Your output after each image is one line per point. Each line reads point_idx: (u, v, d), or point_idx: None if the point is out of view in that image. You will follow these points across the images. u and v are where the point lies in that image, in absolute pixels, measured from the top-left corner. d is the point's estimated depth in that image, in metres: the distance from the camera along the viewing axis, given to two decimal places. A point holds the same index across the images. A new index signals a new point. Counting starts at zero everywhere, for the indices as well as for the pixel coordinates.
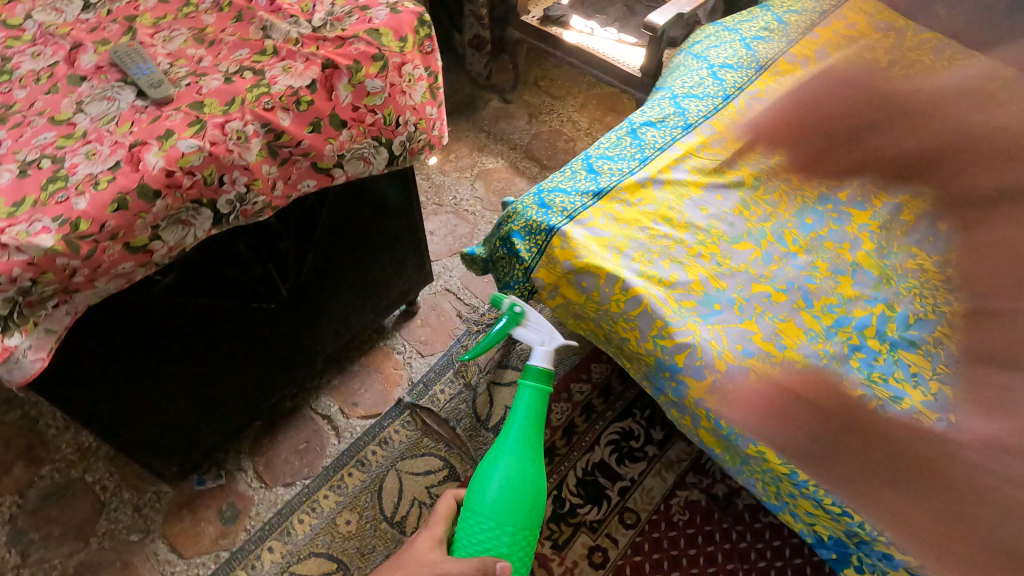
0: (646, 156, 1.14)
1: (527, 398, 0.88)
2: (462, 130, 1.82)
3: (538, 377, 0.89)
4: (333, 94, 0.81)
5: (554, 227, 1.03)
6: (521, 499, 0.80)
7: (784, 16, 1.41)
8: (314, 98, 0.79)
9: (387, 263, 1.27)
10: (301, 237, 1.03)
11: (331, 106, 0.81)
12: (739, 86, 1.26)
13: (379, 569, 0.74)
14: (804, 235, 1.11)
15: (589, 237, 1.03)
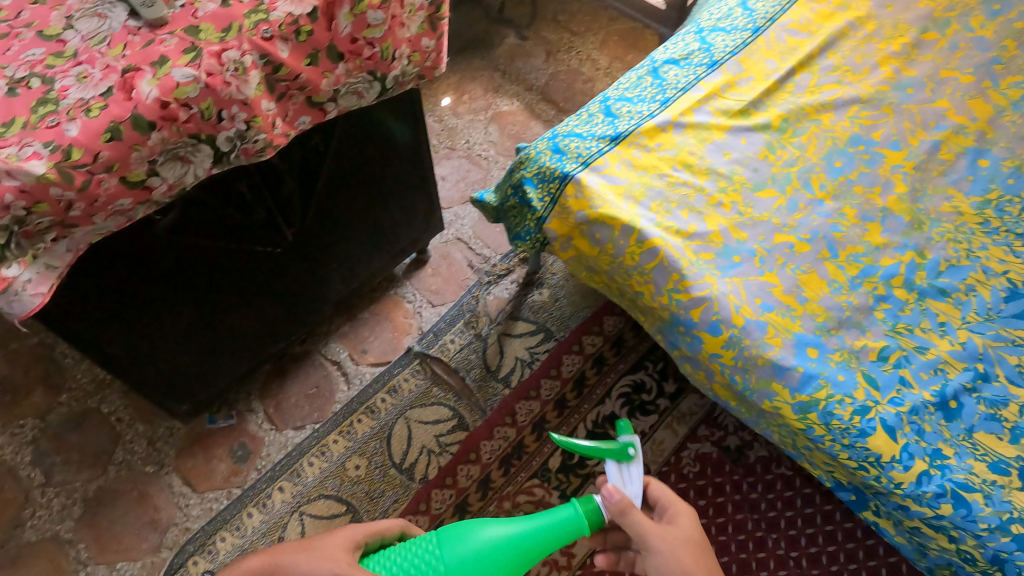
0: (667, 97, 1.07)
1: (563, 516, 0.74)
2: (476, 68, 1.74)
3: (589, 512, 0.74)
4: (333, 23, 0.75)
5: (568, 174, 0.99)
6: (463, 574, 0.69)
7: None
8: (314, 29, 0.74)
9: (396, 208, 1.23)
10: (305, 181, 1.00)
11: (330, 37, 0.76)
12: (770, 17, 1.15)
13: (284, 548, 0.66)
14: (832, 179, 1.01)
15: (604, 185, 0.98)
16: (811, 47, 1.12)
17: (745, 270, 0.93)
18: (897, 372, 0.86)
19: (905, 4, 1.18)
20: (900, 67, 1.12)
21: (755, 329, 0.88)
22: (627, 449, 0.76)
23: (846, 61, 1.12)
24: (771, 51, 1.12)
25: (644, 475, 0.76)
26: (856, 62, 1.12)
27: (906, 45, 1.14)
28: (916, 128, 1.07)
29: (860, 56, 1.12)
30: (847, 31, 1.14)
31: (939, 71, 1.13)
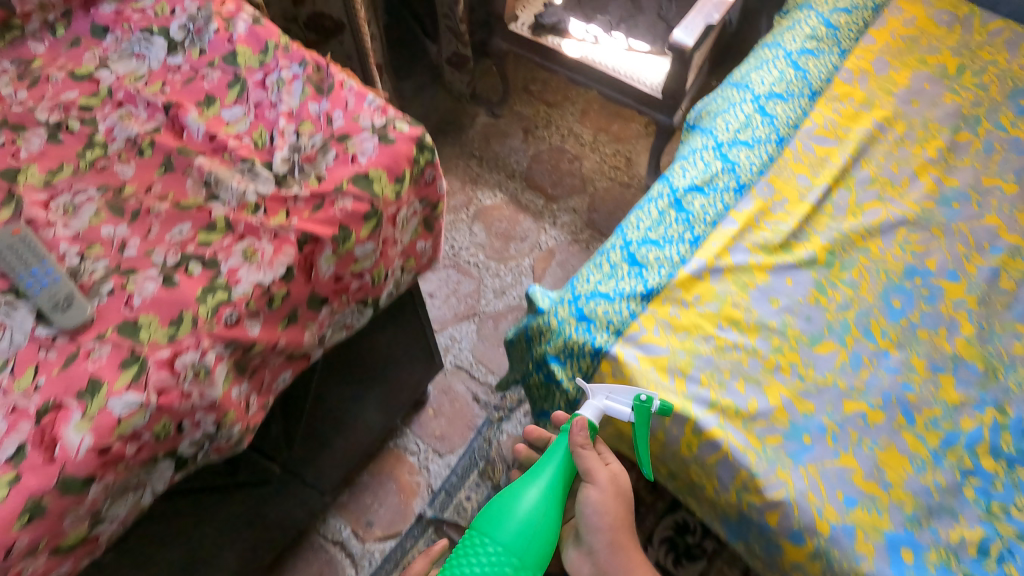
0: (697, 235, 0.98)
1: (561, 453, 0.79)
2: (449, 157, 1.58)
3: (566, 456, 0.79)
4: (314, 272, 0.64)
5: (601, 348, 0.89)
6: (535, 544, 0.73)
7: (832, 17, 1.15)
8: (290, 289, 0.62)
9: (391, 369, 1.09)
10: (290, 414, 0.85)
11: (311, 288, 0.64)
12: (794, 123, 1.07)
13: None
14: (894, 324, 0.93)
15: (643, 358, 0.89)
16: (844, 157, 1.03)
17: (818, 454, 0.85)
18: (1001, 569, 0.79)
19: (931, 98, 1.08)
20: (940, 176, 1.02)
21: (844, 536, 0.79)
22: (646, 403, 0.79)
23: (881, 171, 1.03)
24: (800, 164, 1.03)
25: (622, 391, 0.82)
26: (892, 171, 1.03)
27: (941, 148, 1.04)
28: (971, 252, 0.98)
29: (896, 163, 1.03)
30: (877, 133, 1.05)
31: (981, 177, 1.03)
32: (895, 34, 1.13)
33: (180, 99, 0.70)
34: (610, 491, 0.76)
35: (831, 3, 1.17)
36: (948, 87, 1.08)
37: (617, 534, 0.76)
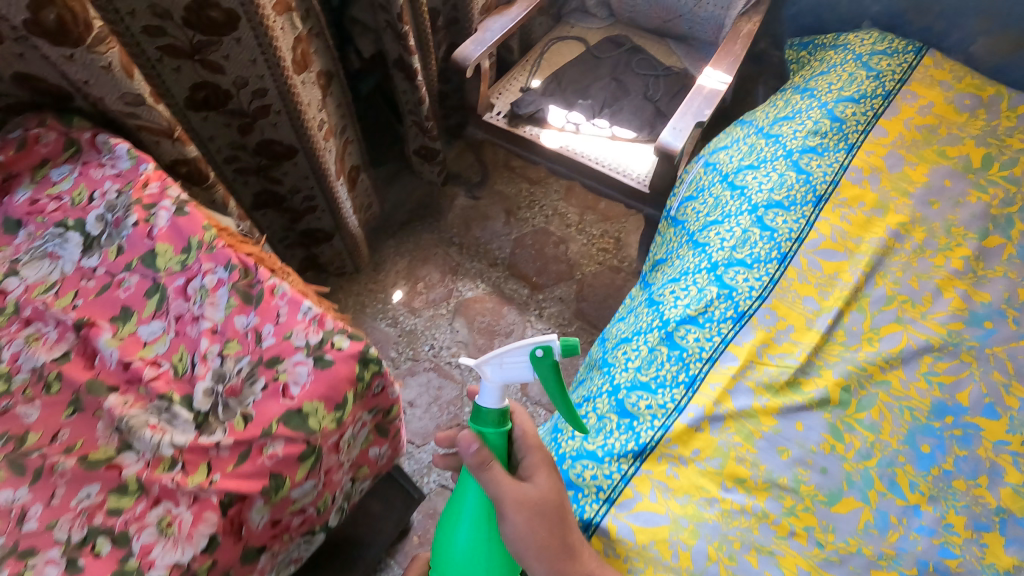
0: (692, 377, 0.88)
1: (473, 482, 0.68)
2: (426, 246, 1.49)
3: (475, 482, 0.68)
4: (245, 527, 0.56)
5: (590, 522, 0.78)
6: (489, 557, 0.69)
7: (837, 109, 1.06)
8: (218, 555, 0.54)
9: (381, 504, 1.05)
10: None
11: (243, 544, 0.56)
12: (797, 235, 0.97)
13: None
14: (923, 474, 0.81)
15: (639, 529, 0.77)
16: (856, 275, 0.94)
17: None
18: None
19: (953, 197, 1.00)
20: (967, 291, 0.93)
21: None
22: (546, 352, 0.59)
23: (899, 287, 0.93)
24: (806, 284, 0.94)
25: (506, 350, 0.61)
26: (912, 286, 0.93)
27: (967, 258, 0.95)
28: (1009, 381, 0.87)
29: (916, 277, 0.94)
30: (892, 242, 0.97)
31: (1017, 290, 0.93)
32: (910, 123, 1.06)
33: (93, 314, 0.60)
34: (521, 520, 0.63)
35: (836, 91, 1.09)
36: (972, 182, 1.01)
37: (555, 556, 0.63)
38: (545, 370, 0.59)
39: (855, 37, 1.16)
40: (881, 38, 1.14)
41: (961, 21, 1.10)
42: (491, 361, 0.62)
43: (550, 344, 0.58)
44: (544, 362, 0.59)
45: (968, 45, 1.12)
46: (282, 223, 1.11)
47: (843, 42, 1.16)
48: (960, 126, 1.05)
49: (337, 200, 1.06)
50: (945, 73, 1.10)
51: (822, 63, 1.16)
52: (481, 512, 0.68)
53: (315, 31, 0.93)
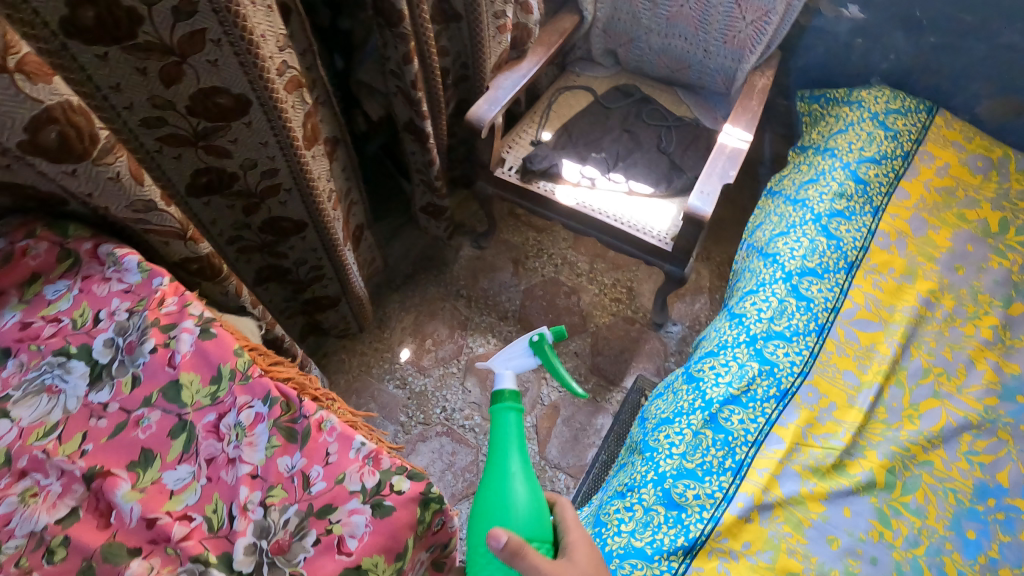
0: (739, 461, 0.85)
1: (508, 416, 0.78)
2: (433, 299, 1.43)
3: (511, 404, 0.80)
4: None
5: None
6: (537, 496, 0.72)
7: (860, 170, 1.05)
8: None
9: None
10: None
11: None
12: (832, 305, 0.96)
13: None
14: (973, 565, 0.78)
15: None
16: (893, 346, 0.92)
17: None
18: None
19: (976, 263, 1.00)
20: (999, 363, 0.92)
21: None
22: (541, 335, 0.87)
23: (933, 358, 0.92)
24: (844, 357, 0.93)
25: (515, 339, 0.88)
26: (946, 358, 0.92)
27: (996, 326, 0.95)
28: None
29: (949, 347, 0.93)
30: (924, 310, 0.96)
31: None
32: (930, 185, 1.06)
33: (105, 463, 0.51)
34: None
35: (856, 150, 1.08)
36: (993, 247, 1.02)
37: None
38: (542, 351, 0.86)
39: (868, 94, 1.16)
40: (892, 96, 1.14)
41: (968, 84, 1.12)
42: (503, 364, 0.86)
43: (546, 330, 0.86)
44: (541, 343, 0.86)
45: (973, 107, 1.14)
46: (284, 294, 1.02)
47: (857, 99, 1.16)
48: (976, 190, 1.07)
49: (344, 266, 0.98)
50: (954, 134, 1.12)
51: (838, 121, 1.16)
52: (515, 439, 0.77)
53: (321, 100, 0.86)
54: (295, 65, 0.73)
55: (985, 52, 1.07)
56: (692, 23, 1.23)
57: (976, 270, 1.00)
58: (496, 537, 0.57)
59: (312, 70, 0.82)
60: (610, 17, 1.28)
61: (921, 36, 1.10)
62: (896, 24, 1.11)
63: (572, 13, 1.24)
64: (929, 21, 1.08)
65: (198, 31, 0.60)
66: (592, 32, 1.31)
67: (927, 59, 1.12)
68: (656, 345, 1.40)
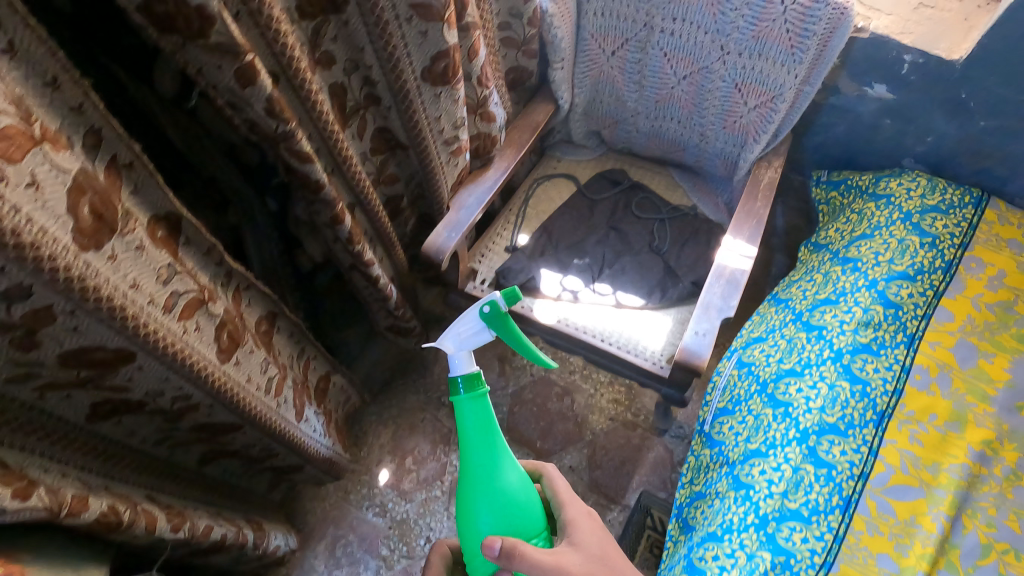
0: None
1: (468, 410, 0.67)
2: (413, 409, 1.33)
3: (470, 387, 0.68)
4: None
5: None
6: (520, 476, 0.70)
7: (891, 291, 0.87)
8: None
9: None
10: None
11: None
12: (860, 471, 0.78)
13: None
14: None
15: None
16: (940, 521, 0.75)
17: None
18: None
19: None
20: None
21: None
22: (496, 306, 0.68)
23: (995, 531, 0.75)
24: (879, 537, 0.75)
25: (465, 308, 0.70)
26: (1011, 530, 0.75)
27: None
28: None
29: (1014, 515, 0.76)
30: (977, 468, 0.79)
31: None
32: (980, 301, 0.87)
33: None
34: None
35: (885, 263, 0.90)
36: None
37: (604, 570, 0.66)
38: (503, 328, 0.68)
39: (898, 185, 0.97)
40: (931, 186, 0.95)
41: None
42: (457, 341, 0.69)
43: (494, 296, 0.67)
44: (493, 315, 0.68)
45: None
46: (240, 463, 0.95)
47: (885, 192, 0.97)
48: None
49: (297, 442, 0.92)
50: (1009, 231, 0.91)
51: (862, 221, 0.97)
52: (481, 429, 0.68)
53: (242, 288, 0.78)
54: (195, 286, 0.64)
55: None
56: (685, 106, 1.07)
57: None
58: (492, 544, 0.63)
59: (224, 265, 0.72)
60: (590, 101, 1.13)
61: (969, 119, 0.90)
62: (935, 106, 0.91)
63: (546, 102, 1.08)
64: (978, 103, 0.88)
65: (42, 307, 0.49)
66: (571, 117, 1.15)
67: (975, 142, 0.92)
68: (661, 454, 1.25)
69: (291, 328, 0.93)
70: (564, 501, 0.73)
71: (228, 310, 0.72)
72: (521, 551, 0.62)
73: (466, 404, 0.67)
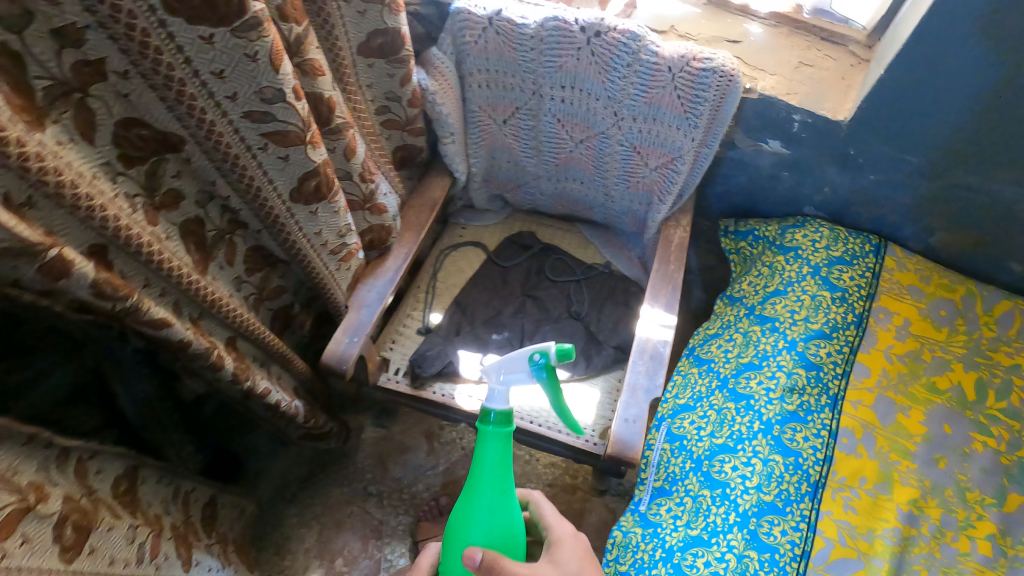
0: None
1: (492, 445, 0.66)
2: (336, 505, 1.22)
3: (500, 423, 0.66)
4: None
5: None
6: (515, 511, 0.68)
7: (808, 352, 0.89)
8: None
9: None
10: None
11: None
12: (802, 549, 0.80)
13: None
14: None
15: None
16: None
17: None
18: None
19: (955, 450, 0.88)
20: None
21: None
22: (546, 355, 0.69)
23: None
24: None
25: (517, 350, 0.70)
26: None
27: (993, 535, 0.83)
28: None
29: None
30: (907, 529, 0.83)
31: None
32: (891, 353, 0.92)
33: None
34: None
35: (801, 322, 0.92)
36: (973, 422, 0.90)
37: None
38: (544, 374, 0.69)
39: (803, 236, 0.99)
40: (833, 237, 0.98)
41: (917, 217, 0.97)
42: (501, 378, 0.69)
43: (546, 347, 0.68)
44: (541, 364, 0.69)
45: (925, 237, 1.00)
46: None
47: (792, 244, 0.99)
48: (946, 352, 0.93)
49: None
50: (913, 278, 0.97)
51: (773, 275, 0.98)
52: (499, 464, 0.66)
53: (83, 457, 0.69)
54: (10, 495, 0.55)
55: (935, 189, 0.92)
56: (587, 168, 1.03)
57: (957, 462, 0.87)
58: (471, 555, 0.61)
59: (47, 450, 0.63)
60: (488, 167, 1.07)
61: (859, 172, 0.94)
62: (829, 162, 0.95)
63: (441, 175, 1.01)
64: (866, 159, 0.92)
65: None
66: (471, 185, 1.08)
67: (868, 192, 0.96)
68: (603, 515, 1.22)
69: (158, 472, 0.83)
70: (549, 523, 0.70)
71: (69, 499, 0.62)
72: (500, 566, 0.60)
73: (493, 436, 0.66)
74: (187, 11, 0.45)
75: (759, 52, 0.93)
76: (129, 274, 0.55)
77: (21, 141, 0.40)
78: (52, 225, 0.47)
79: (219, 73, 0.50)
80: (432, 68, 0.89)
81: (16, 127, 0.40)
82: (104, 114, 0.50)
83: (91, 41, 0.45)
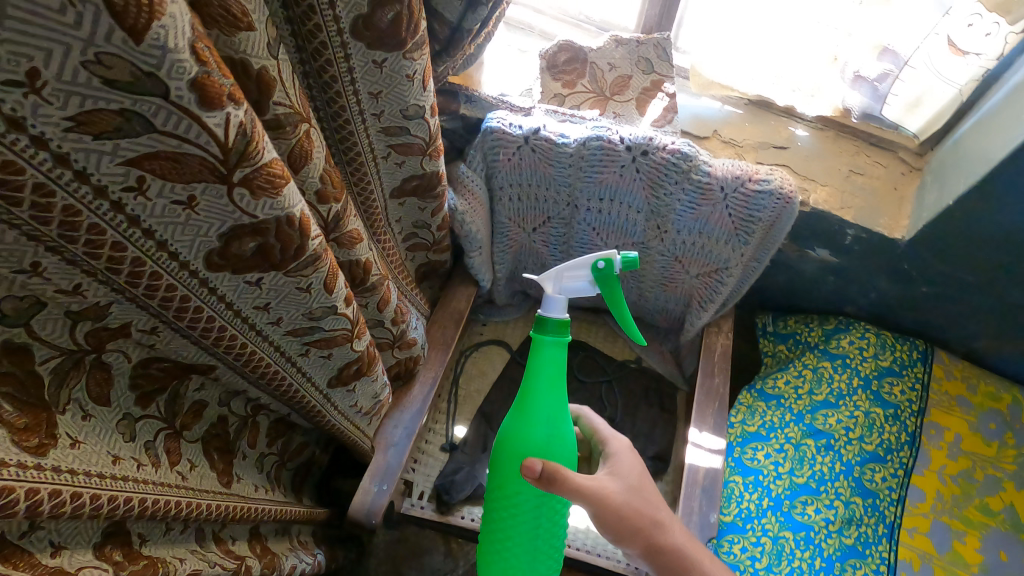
0: None
1: (550, 358, 0.62)
2: None
3: (559, 330, 0.62)
4: None
5: None
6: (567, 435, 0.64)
7: (863, 479, 0.86)
8: None
9: None
10: None
11: None
12: None
13: None
14: None
15: None
16: None
17: None
18: None
19: None
20: None
21: None
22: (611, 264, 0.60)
23: None
24: None
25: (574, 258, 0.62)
26: None
27: None
28: None
29: None
30: None
31: None
32: (945, 474, 0.89)
33: None
34: None
35: (857, 443, 0.88)
36: None
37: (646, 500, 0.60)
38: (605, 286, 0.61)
39: (850, 343, 0.95)
40: (881, 344, 0.94)
41: (967, 324, 0.92)
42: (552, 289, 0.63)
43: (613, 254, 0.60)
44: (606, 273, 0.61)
45: (970, 341, 0.95)
46: None
47: (839, 351, 0.94)
48: (999, 469, 0.90)
49: None
50: (961, 387, 0.94)
51: (820, 382, 0.93)
52: (556, 376, 0.63)
53: None
54: None
55: (990, 304, 0.86)
56: None
57: None
58: (531, 465, 0.55)
59: None
60: (514, 270, 0.99)
61: (911, 284, 0.89)
62: (880, 271, 0.89)
63: (465, 284, 0.93)
64: (919, 273, 0.86)
65: None
66: (495, 288, 1.01)
67: (915, 301, 0.92)
68: None
69: None
70: (606, 436, 0.67)
71: None
72: (564, 475, 0.55)
73: (552, 347, 0.62)
74: (233, 265, 0.36)
75: (807, 159, 0.87)
76: (150, 535, 0.46)
77: (13, 487, 0.30)
78: (57, 538, 0.37)
79: (264, 307, 0.41)
80: (461, 187, 0.80)
81: (6, 472, 0.30)
82: (121, 363, 0.41)
83: (113, 311, 0.36)
